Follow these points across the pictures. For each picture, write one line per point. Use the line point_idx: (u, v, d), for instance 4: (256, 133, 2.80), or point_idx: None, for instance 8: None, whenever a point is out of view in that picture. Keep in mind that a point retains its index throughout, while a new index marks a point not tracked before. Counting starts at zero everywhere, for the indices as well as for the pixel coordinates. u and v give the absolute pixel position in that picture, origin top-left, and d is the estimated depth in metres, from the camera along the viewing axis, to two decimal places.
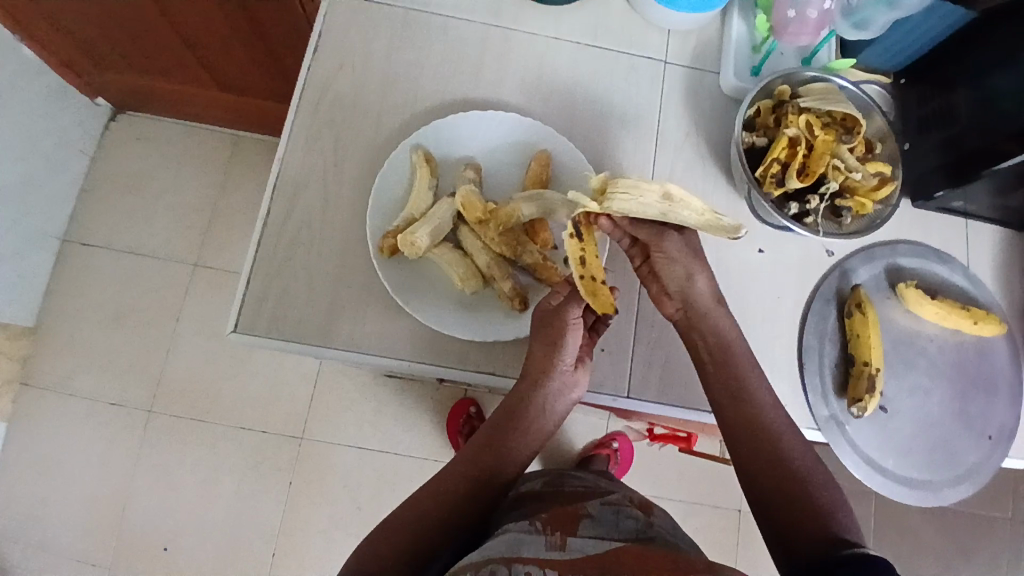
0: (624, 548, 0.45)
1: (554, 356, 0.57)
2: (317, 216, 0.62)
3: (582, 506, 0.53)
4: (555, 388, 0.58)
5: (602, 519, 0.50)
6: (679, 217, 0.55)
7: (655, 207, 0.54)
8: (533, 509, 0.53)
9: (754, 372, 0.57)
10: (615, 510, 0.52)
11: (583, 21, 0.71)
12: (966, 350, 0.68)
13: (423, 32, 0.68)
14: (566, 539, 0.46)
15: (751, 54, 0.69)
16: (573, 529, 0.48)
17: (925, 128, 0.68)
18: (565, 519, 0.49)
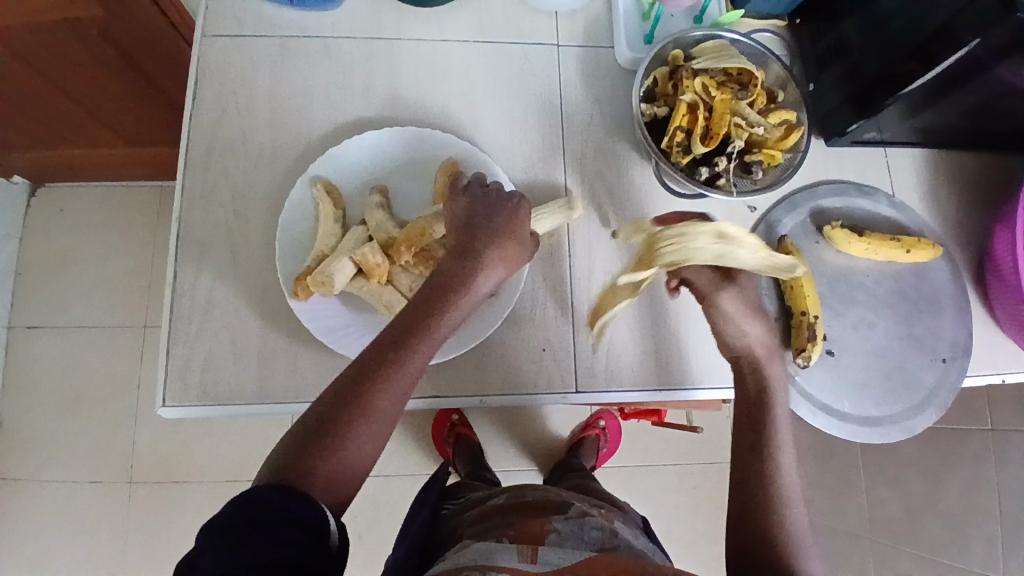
0: (593, 559, 0.47)
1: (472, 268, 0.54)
2: (230, 269, 0.62)
3: (549, 519, 0.52)
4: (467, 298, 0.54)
5: (567, 533, 0.50)
6: (734, 258, 0.56)
7: (711, 250, 0.55)
8: (498, 525, 0.53)
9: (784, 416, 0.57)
10: (580, 522, 0.52)
11: (463, 20, 0.70)
12: (904, 277, 0.68)
13: (304, 59, 0.68)
14: (538, 550, 0.48)
15: (641, 22, 0.69)
16: (541, 540, 0.49)
17: (825, 65, 0.68)
18: (533, 534, 0.50)
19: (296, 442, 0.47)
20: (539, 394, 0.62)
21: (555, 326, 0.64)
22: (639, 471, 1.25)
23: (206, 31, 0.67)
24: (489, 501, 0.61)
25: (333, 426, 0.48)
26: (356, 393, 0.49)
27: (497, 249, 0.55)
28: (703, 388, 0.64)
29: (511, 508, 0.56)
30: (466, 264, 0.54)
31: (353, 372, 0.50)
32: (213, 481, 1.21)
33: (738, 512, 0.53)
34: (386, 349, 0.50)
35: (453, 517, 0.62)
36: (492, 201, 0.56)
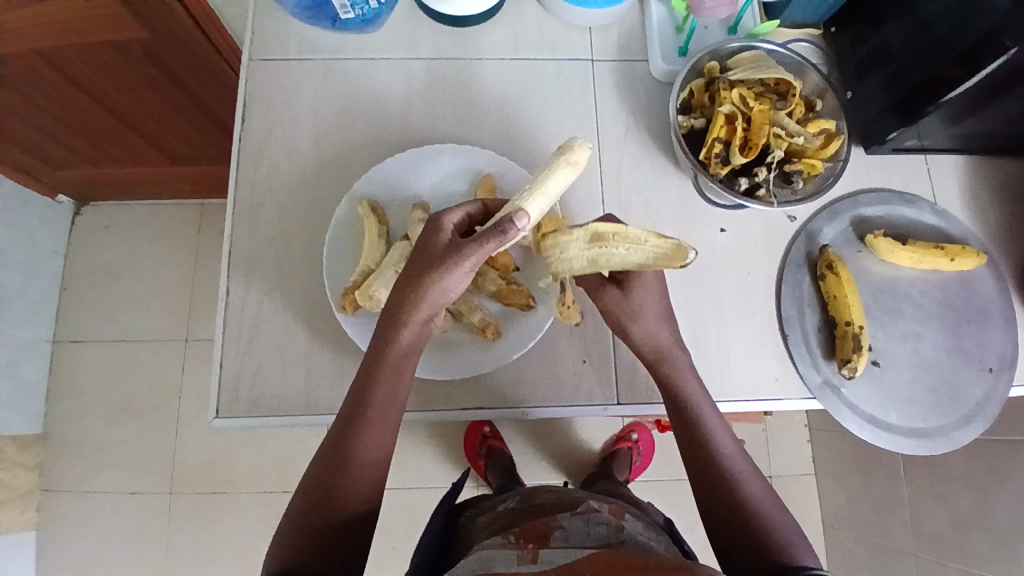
0: (592, 555, 0.46)
1: (420, 292, 0.52)
2: (277, 285, 0.64)
3: (555, 518, 0.53)
4: (425, 314, 0.53)
5: (573, 530, 0.51)
6: (612, 259, 0.52)
7: (582, 255, 0.53)
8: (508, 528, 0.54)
9: (713, 416, 0.56)
10: (586, 517, 0.53)
11: (501, 37, 0.72)
12: (950, 286, 0.67)
13: (345, 80, 0.70)
14: (538, 553, 0.47)
15: (675, 35, 0.70)
16: (548, 540, 0.49)
17: (863, 72, 0.68)
18: (540, 533, 0.50)
19: (307, 482, 0.53)
20: (579, 407, 0.63)
21: (597, 340, 0.64)
22: (673, 485, 1.25)
23: (254, 54, 0.70)
24: (501, 505, 0.62)
25: (326, 467, 0.52)
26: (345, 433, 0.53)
27: (428, 277, 0.51)
28: (748, 401, 0.63)
29: (520, 514, 0.56)
30: (402, 295, 0.52)
31: (341, 414, 0.55)
32: (251, 490, 1.23)
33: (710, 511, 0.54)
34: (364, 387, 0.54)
35: (469, 523, 0.63)
36: (425, 229, 0.53)
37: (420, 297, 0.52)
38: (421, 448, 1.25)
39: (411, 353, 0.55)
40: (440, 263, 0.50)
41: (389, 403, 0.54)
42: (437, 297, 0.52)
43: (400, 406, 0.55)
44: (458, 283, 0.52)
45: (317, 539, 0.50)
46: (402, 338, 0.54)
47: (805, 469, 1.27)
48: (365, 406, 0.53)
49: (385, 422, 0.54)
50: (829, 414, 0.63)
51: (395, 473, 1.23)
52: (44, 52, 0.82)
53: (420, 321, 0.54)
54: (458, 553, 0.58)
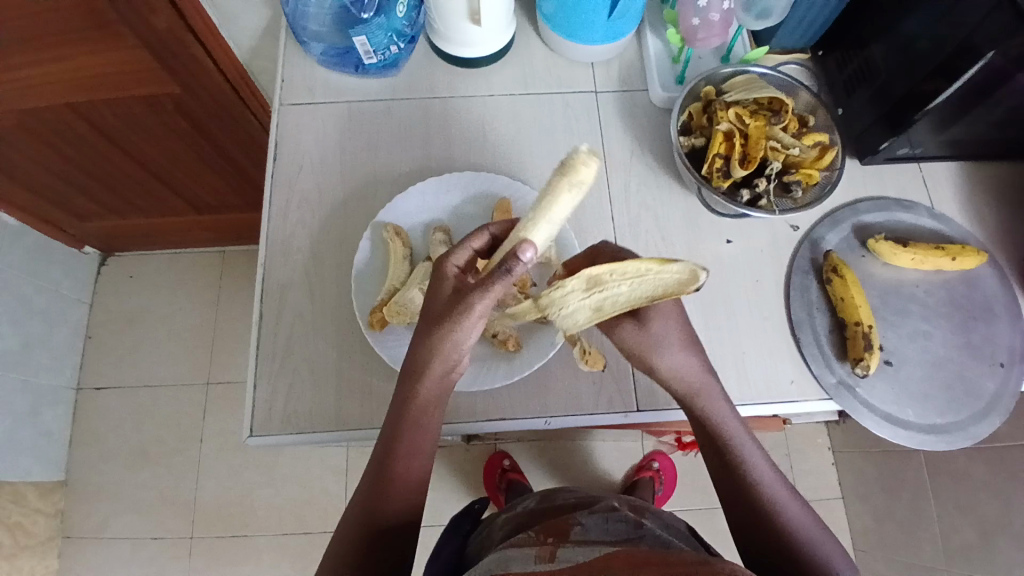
0: (612, 553, 0.46)
1: (435, 347, 0.52)
2: (307, 307, 0.68)
3: (573, 517, 0.55)
4: (442, 366, 0.53)
5: (592, 526, 0.52)
6: (615, 300, 0.52)
7: (585, 303, 0.52)
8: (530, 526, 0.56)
9: (746, 440, 0.56)
10: (605, 516, 0.54)
11: (510, 75, 0.77)
12: (954, 285, 0.69)
13: (368, 118, 0.75)
14: (555, 551, 0.48)
15: (672, 65, 0.75)
16: (566, 536, 0.51)
17: (852, 90, 0.73)
18: (559, 529, 0.52)
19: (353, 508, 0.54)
20: (599, 415, 0.64)
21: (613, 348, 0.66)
22: (698, 514, 1.24)
23: (283, 101, 0.76)
24: (521, 506, 0.65)
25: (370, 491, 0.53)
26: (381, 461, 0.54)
27: (440, 335, 0.51)
28: (767, 403, 0.64)
29: (541, 515, 0.59)
30: (418, 350, 0.53)
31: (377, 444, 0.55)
32: (271, 532, 1.22)
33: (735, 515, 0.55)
34: (392, 423, 0.55)
35: (489, 524, 0.66)
36: (432, 278, 0.54)
37: (433, 352, 0.53)
38: (442, 484, 1.25)
39: (436, 403, 0.55)
40: (447, 318, 0.51)
41: (415, 450, 0.54)
42: (450, 351, 0.52)
43: (429, 446, 0.56)
44: (472, 334, 0.52)
45: (366, 546, 0.51)
46: (422, 389, 0.54)
47: (831, 491, 1.25)
48: (393, 438, 0.54)
49: (411, 456, 0.54)
50: (848, 414, 0.64)
51: None
52: (78, 108, 0.88)
53: (439, 374, 0.54)
54: (480, 551, 0.61)
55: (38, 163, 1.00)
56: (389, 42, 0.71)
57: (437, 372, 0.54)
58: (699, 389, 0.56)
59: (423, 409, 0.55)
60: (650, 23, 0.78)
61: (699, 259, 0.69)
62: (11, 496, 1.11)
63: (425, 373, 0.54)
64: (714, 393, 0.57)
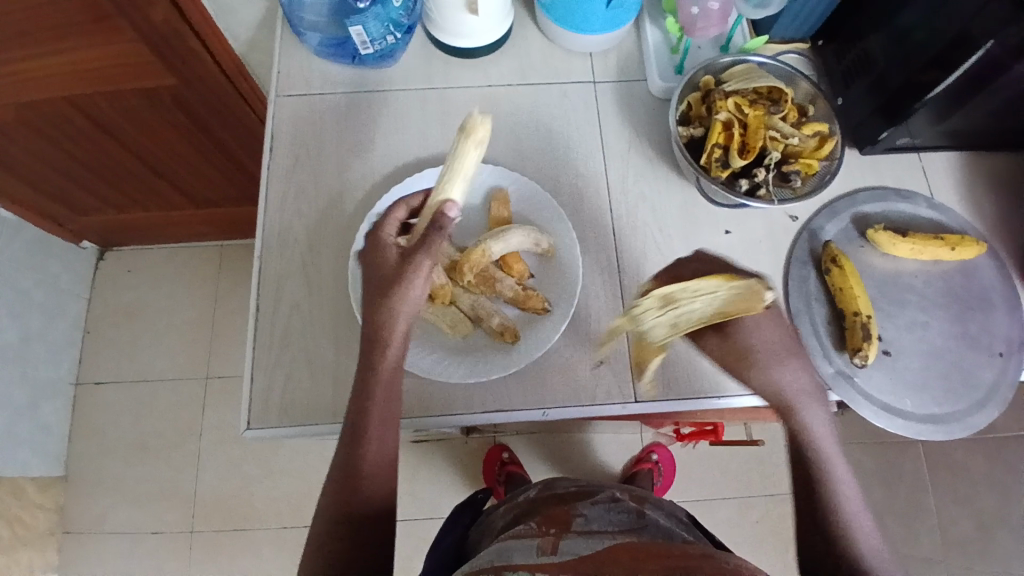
0: (614, 546, 0.46)
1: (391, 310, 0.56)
2: (304, 299, 0.67)
3: (576, 507, 0.55)
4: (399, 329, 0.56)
5: (594, 517, 0.53)
6: (686, 314, 0.59)
7: (662, 320, 0.61)
8: (532, 516, 0.57)
9: (836, 456, 0.56)
10: (607, 508, 0.55)
11: (507, 65, 0.77)
12: (952, 275, 0.69)
13: (364, 110, 0.75)
14: (557, 542, 0.48)
15: (671, 55, 0.75)
16: (568, 527, 0.51)
17: (851, 81, 0.72)
18: (561, 521, 0.53)
19: (329, 487, 0.53)
20: (596, 407, 0.63)
21: (610, 340, 0.65)
22: (696, 505, 1.24)
23: (280, 92, 0.75)
24: (522, 495, 0.65)
25: (342, 472, 0.53)
26: (351, 436, 0.54)
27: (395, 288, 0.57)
28: None
29: (543, 504, 0.60)
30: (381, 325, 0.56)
31: (347, 423, 0.55)
32: (271, 525, 1.22)
33: (804, 498, 0.56)
34: (359, 400, 0.55)
35: (488, 514, 0.67)
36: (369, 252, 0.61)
37: (390, 315, 0.56)
38: (441, 477, 1.25)
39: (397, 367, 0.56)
40: (394, 280, 0.57)
41: (385, 426, 0.55)
42: (403, 313, 0.56)
43: (393, 423, 0.55)
44: (420, 288, 0.57)
45: (348, 531, 0.51)
46: (385, 358, 0.56)
47: None
48: (365, 415, 0.54)
49: (380, 437, 0.54)
50: (845, 404, 0.64)
51: (413, 503, 1.23)
52: (74, 102, 0.88)
53: (398, 340, 0.56)
54: (480, 538, 0.62)
55: (33, 156, 0.99)
56: (385, 32, 0.71)
57: (393, 336, 0.56)
58: (780, 372, 0.57)
59: (392, 383, 0.56)
60: (649, 13, 0.77)
61: (697, 250, 0.69)
62: (12, 491, 1.11)
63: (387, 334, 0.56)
64: (777, 369, 0.57)
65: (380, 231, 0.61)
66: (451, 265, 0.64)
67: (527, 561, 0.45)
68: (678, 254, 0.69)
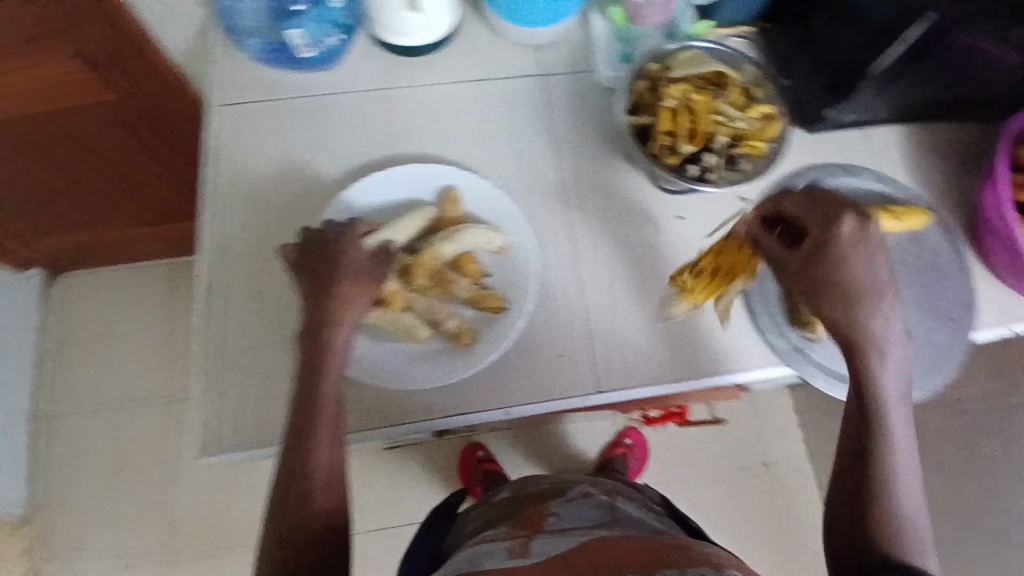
0: (585, 543, 0.47)
1: (335, 316, 0.57)
2: (259, 315, 0.66)
3: (548, 506, 0.56)
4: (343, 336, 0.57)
5: (567, 515, 0.53)
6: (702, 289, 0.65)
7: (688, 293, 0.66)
8: (506, 518, 0.57)
9: (899, 413, 0.55)
10: (578, 505, 0.55)
11: (454, 63, 0.76)
12: (899, 247, 0.71)
13: (309, 116, 0.73)
14: (529, 542, 0.49)
15: (617, 45, 0.75)
16: (541, 526, 0.52)
17: (795, 61, 0.73)
18: (534, 521, 0.53)
19: (275, 492, 0.53)
20: (558, 399, 0.64)
21: (570, 334, 0.66)
22: (674, 486, 1.26)
23: (220, 102, 0.73)
24: (496, 495, 0.66)
25: (288, 478, 0.53)
26: (292, 442, 0.54)
27: (330, 307, 0.57)
28: (720, 374, 0.66)
29: (516, 504, 0.60)
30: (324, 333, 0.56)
31: (289, 429, 0.54)
32: (251, 543, 1.20)
33: (851, 453, 0.55)
34: (302, 407, 0.54)
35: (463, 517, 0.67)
36: (312, 255, 0.60)
37: (334, 321, 0.56)
38: (419, 481, 1.24)
39: (340, 399, 0.56)
40: (338, 289, 0.57)
41: (332, 432, 0.55)
42: (347, 323, 0.57)
43: (334, 427, 0.55)
44: (360, 305, 0.58)
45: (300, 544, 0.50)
46: (329, 365, 0.56)
47: (800, 454, 1.29)
48: (310, 422, 0.54)
49: (325, 443, 0.54)
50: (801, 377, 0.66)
51: (394, 509, 1.22)
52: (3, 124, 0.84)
53: (342, 347, 0.56)
54: (456, 541, 0.62)
55: None
56: (325, 34, 0.70)
57: (337, 343, 0.56)
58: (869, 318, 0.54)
59: (336, 389, 0.56)
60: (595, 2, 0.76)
61: (652, 238, 0.70)
62: None
63: (328, 359, 0.56)
64: (867, 318, 0.54)
65: (341, 230, 0.61)
66: (402, 268, 0.63)
67: (499, 566, 0.45)
68: (633, 243, 0.69)
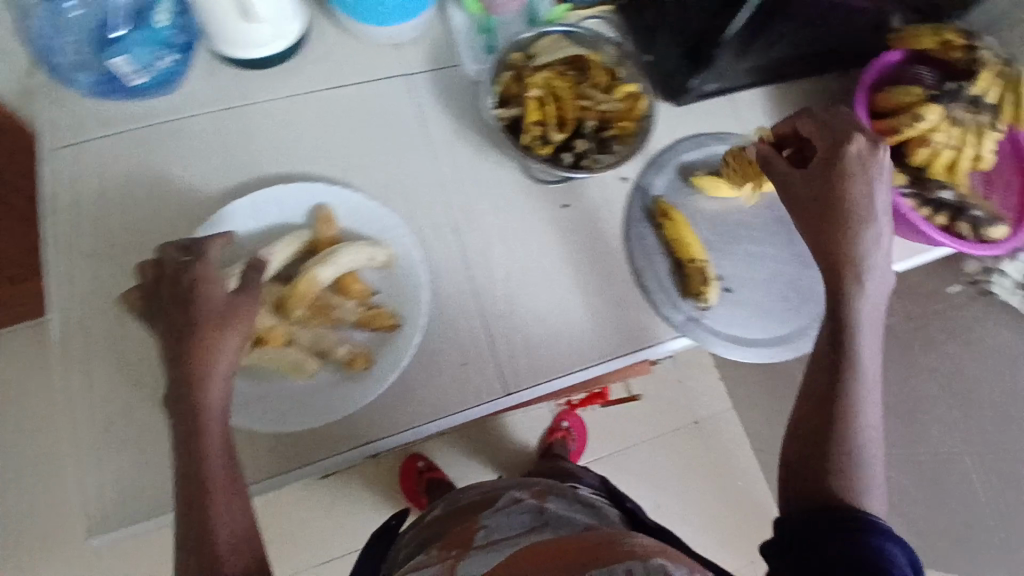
0: (512, 553, 0.46)
1: (204, 369, 0.51)
2: (129, 375, 0.60)
3: (478, 520, 0.55)
4: (218, 389, 0.51)
5: (496, 526, 0.52)
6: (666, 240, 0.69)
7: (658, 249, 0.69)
8: (437, 540, 0.55)
9: (868, 342, 0.58)
10: (507, 513, 0.55)
11: (309, 72, 0.71)
12: (774, 205, 0.74)
13: (156, 147, 0.67)
14: (456, 563, 0.48)
15: (479, 36, 0.73)
16: (470, 543, 0.50)
17: (654, 35, 0.73)
18: (463, 539, 0.52)
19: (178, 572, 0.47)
20: (467, 410, 0.63)
21: (470, 340, 0.64)
22: (614, 458, 1.29)
23: (48, 146, 0.65)
24: (433, 514, 0.65)
25: (191, 552, 0.47)
26: (186, 516, 0.48)
27: (194, 358, 0.51)
28: (623, 355, 0.67)
29: (449, 523, 0.58)
30: (196, 389, 0.51)
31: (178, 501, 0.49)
32: None
33: (820, 386, 0.57)
34: (188, 475, 0.49)
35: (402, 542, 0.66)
36: (168, 300, 0.53)
37: (203, 374, 0.51)
38: (361, 503, 1.20)
39: (231, 457, 0.51)
40: (203, 336, 0.51)
41: (231, 494, 0.50)
42: (219, 372, 0.51)
43: (236, 490, 0.50)
44: (230, 350, 0.52)
45: None
46: (210, 425, 0.51)
47: (724, 405, 1.36)
48: (202, 489, 0.49)
49: (223, 508, 0.49)
50: (699, 346, 0.68)
51: (339, 537, 1.18)
52: None
53: (220, 402, 0.51)
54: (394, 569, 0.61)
55: None
56: (153, 57, 0.64)
57: (214, 398, 0.51)
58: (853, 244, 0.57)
59: (223, 449, 0.51)
60: None
61: (540, 229, 0.69)
62: None
63: (201, 418, 0.51)
64: (856, 244, 0.57)
65: (195, 263, 0.53)
66: (275, 302, 0.60)
67: None
68: (522, 237, 0.68)
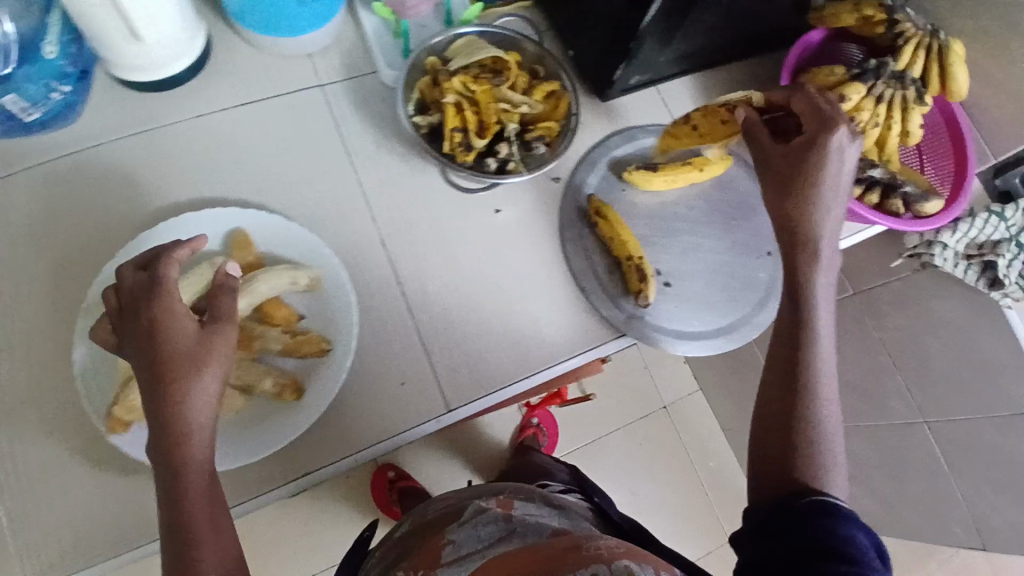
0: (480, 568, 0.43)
1: (179, 405, 0.44)
2: (43, 427, 0.56)
3: (446, 534, 0.52)
4: (198, 424, 0.45)
5: (464, 540, 0.50)
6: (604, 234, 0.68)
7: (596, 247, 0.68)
8: (403, 561, 0.52)
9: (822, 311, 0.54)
10: (474, 524, 0.52)
11: (217, 89, 0.68)
12: (710, 192, 0.73)
13: (59, 181, 0.63)
14: None
15: (394, 41, 0.70)
16: (437, 562, 0.48)
17: (574, 29, 0.72)
18: (430, 558, 0.49)
19: None
20: (414, 429, 0.61)
21: (408, 357, 0.62)
22: (586, 451, 1.28)
23: None
24: (396, 533, 0.61)
25: None
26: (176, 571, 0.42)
27: (165, 405, 0.44)
28: (568, 359, 0.66)
29: (416, 540, 0.55)
30: (168, 430, 0.44)
31: (163, 558, 0.43)
32: None
33: (775, 370, 0.53)
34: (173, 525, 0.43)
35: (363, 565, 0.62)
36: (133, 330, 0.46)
37: (179, 411, 0.44)
38: (333, 521, 1.17)
39: (215, 496, 0.45)
40: (178, 368, 0.44)
41: (218, 539, 0.44)
42: (196, 407, 0.45)
43: (223, 536, 0.44)
44: (208, 390, 0.45)
45: None
46: (190, 466, 0.44)
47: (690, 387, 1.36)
48: (187, 538, 0.43)
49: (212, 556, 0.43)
50: (644, 343, 0.67)
51: (313, 558, 1.15)
52: None
53: (201, 439, 0.45)
54: None
55: None
56: (47, 90, 0.59)
57: (196, 435, 0.45)
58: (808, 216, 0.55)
59: (209, 487, 0.45)
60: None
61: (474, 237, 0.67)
62: None
63: (187, 468, 0.44)
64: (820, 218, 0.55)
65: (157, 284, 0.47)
66: None
67: None
68: (457, 246, 0.66)
